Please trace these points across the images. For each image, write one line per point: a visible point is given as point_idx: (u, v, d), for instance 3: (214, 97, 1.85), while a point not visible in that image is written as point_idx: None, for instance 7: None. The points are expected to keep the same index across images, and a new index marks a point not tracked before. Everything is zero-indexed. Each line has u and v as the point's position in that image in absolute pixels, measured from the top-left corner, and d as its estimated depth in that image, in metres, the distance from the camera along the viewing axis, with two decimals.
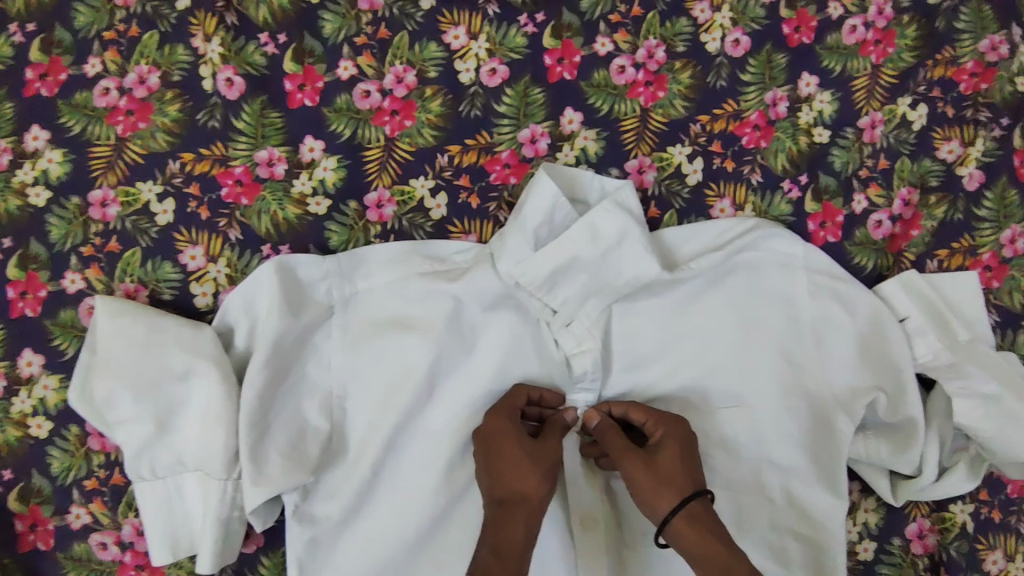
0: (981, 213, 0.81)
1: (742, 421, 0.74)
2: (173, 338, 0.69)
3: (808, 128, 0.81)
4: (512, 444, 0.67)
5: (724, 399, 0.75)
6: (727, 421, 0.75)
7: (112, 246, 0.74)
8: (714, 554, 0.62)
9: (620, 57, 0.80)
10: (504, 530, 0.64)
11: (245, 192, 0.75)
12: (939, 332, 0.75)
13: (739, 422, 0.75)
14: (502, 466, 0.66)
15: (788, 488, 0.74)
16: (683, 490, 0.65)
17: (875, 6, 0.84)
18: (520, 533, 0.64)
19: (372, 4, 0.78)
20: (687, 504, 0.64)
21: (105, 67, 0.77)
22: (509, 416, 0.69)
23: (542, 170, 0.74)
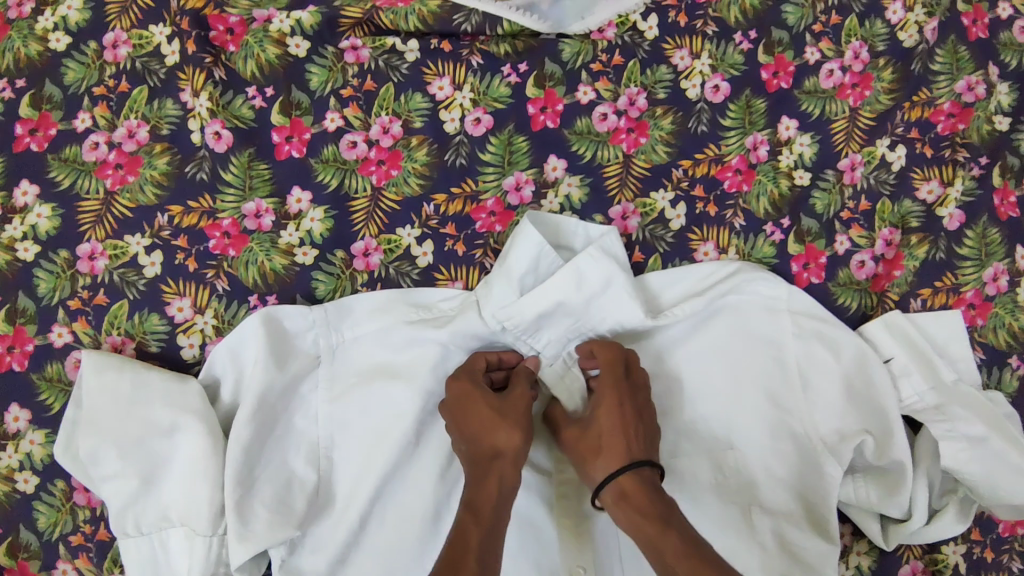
0: (963, 252, 0.82)
1: (731, 465, 0.75)
2: (159, 392, 0.69)
3: (788, 171, 0.82)
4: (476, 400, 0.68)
5: (711, 442, 0.75)
6: (718, 466, 0.74)
7: (100, 299, 0.75)
8: (642, 528, 0.61)
9: (602, 105, 0.81)
10: (480, 483, 0.64)
11: (232, 243, 0.76)
12: (924, 372, 0.75)
13: (728, 466, 0.75)
14: (469, 423, 0.68)
15: (781, 533, 0.73)
16: (615, 462, 0.66)
17: (851, 51, 0.85)
18: (495, 487, 0.64)
19: (359, 57, 0.80)
20: (617, 475, 0.65)
21: (95, 122, 0.78)
22: (471, 377, 0.70)
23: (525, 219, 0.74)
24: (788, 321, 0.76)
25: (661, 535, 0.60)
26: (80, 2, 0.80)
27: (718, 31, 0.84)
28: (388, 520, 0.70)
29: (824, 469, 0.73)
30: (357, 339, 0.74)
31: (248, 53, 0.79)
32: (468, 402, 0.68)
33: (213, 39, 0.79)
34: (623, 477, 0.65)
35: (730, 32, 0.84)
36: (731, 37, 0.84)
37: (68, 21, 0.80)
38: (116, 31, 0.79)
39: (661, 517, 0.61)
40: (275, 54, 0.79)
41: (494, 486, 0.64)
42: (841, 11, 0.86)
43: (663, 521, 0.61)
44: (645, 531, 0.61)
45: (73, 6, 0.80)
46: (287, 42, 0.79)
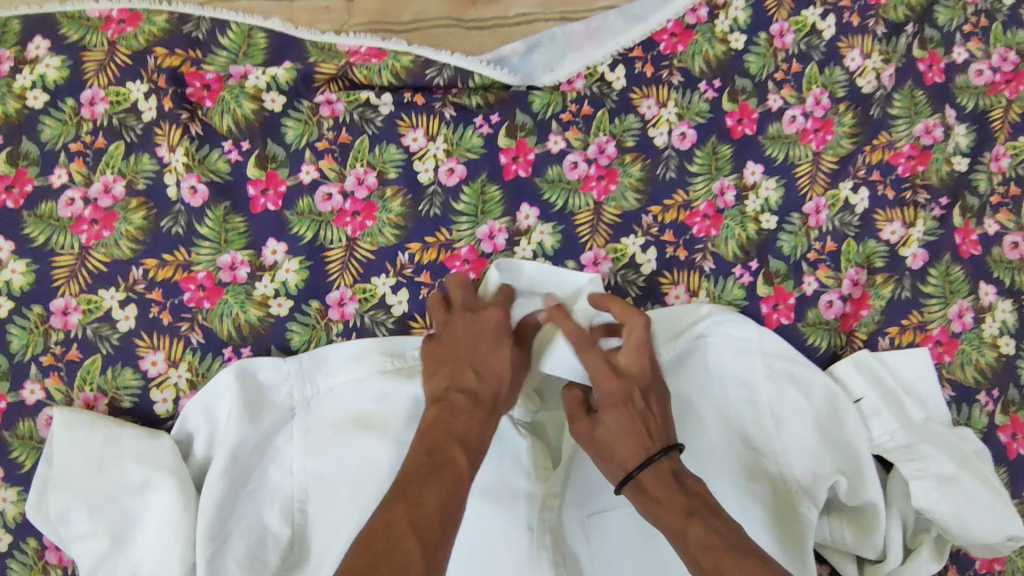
0: (927, 290, 0.83)
1: None
2: (130, 449, 0.69)
3: (755, 215, 0.84)
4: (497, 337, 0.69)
5: None
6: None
7: (73, 354, 0.74)
8: (664, 519, 0.62)
9: (572, 153, 0.83)
10: (464, 424, 0.64)
11: (207, 296, 0.76)
12: (893, 411, 0.76)
13: None
14: (489, 356, 0.68)
15: None
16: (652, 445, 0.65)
17: (812, 97, 0.88)
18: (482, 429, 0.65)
19: (333, 111, 0.81)
20: (636, 474, 0.64)
21: (72, 177, 0.79)
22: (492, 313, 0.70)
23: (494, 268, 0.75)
24: (760, 363, 0.78)
25: (686, 526, 0.60)
26: (59, 60, 0.81)
27: (683, 81, 0.87)
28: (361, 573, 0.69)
29: (799, 509, 0.73)
30: (332, 390, 0.74)
31: (224, 108, 0.80)
32: (485, 333, 0.69)
33: (189, 95, 0.81)
34: (642, 475, 0.64)
35: (695, 81, 0.87)
36: (696, 86, 0.87)
37: (46, 79, 0.81)
38: (93, 88, 0.80)
39: (686, 509, 0.61)
40: (251, 109, 0.80)
41: (486, 436, 0.65)
42: (802, 59, 0.89)
43: (687, 513, 0.61)
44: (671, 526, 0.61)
45: (51, 64, 0.81)
46: (262, 97, 0.81)
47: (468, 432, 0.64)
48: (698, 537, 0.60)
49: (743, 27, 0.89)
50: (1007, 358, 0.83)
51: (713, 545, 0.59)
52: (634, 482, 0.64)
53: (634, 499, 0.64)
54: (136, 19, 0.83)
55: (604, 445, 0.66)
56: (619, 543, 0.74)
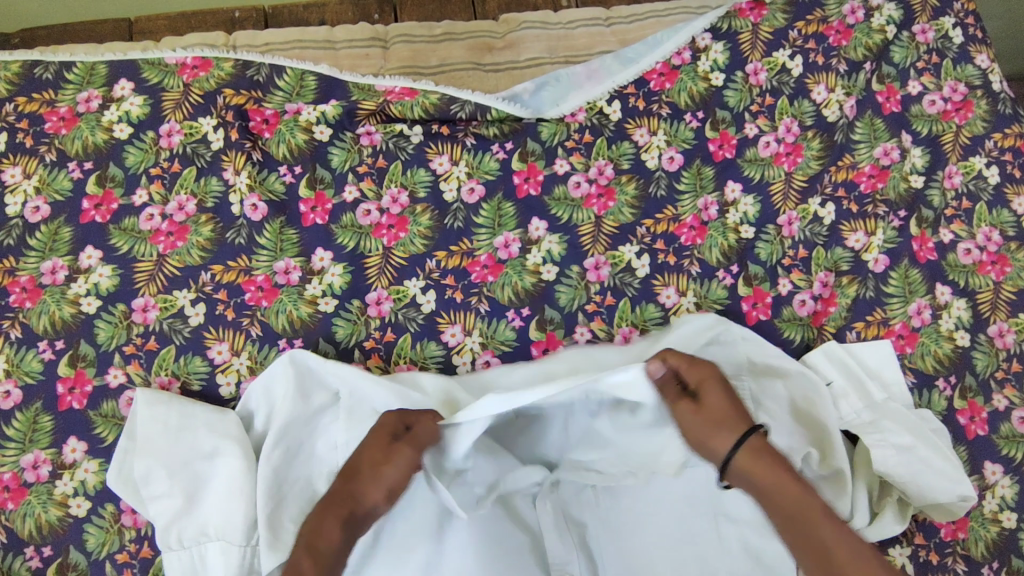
0: (889, 290, 0.95)
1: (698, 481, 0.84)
2: (202, 422, 0.81)
3: (735, 227, 0.97)
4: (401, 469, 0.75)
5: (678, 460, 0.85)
6: (691, 478, 0.84)
7: (151, 345, 0.87)
8: (786, 486, 0.70)
9: (576, 175, 0.97)
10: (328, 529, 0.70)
11: (265, 295, 0.89)
12: (858, 393, 0.88)
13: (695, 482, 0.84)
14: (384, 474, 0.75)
15: (744, 540, 0.82)
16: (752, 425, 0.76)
17: (783, 125, 1.02)
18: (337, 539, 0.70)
19: (372, 141, 0.96)
20: (749, 439, 0.74)
21: (151, 197, 0.93)
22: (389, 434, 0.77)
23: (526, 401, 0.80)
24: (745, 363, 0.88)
25: (804, 496, 0.69)
26: (141, 99, 0.96)
27: (671, 113, 1.01)
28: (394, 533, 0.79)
29: None
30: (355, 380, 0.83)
31: (281, 139, 0.95)
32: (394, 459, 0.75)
33: (252, 127, 0.95)
34: (754, 440, 0.74)
35: (681, 113, 1.01)
36: (682, 117, 1.01)
37: (130, 114, 0.96)
38: (171, 122, 0.95)
39: (803, 482, 0.71)
40: (304, 139, 0.95)
41: (341, 540, 0.71)
42: (773, 93, 1.03)
43: (804, 487, 0.70)
44: (789, 492, 0.70)
45: (134, 102, 0.96)
46: (313, 129, 0.95)
47: (324, 536, 0.70)
48: (819, 506, 0.68)
49: (722, 67, 1.04)
50: (962, 349, 0.94)
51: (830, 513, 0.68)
52: (750, 453, 0.73)
53: (751, 471, 0.73)
54: (208, 65, 0.98)
55: (716, 420, 0.76)
56: (622, 509, 0.85)
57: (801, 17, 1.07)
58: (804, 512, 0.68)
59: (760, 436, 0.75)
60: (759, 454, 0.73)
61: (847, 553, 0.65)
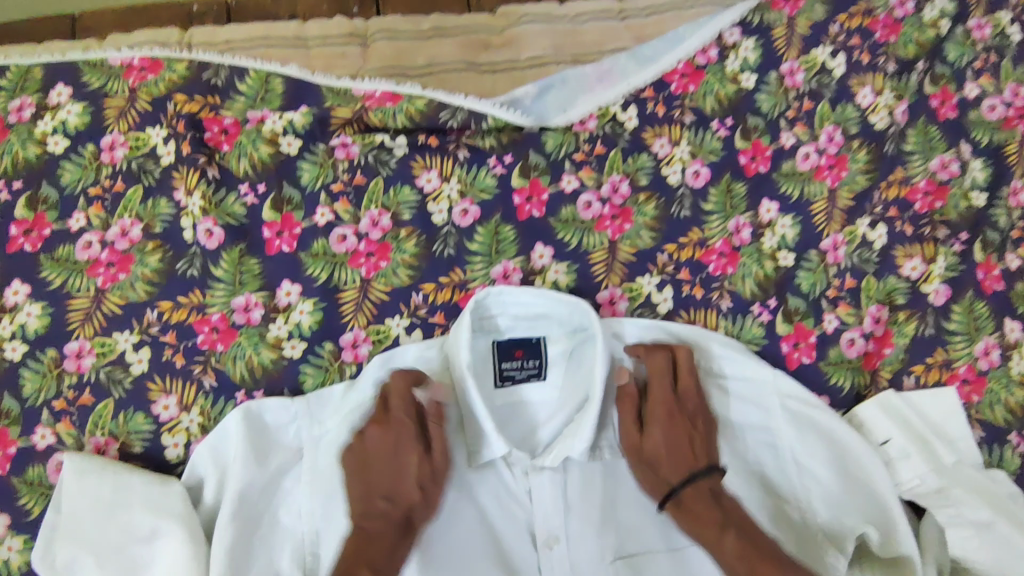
0: (951, 326, 0.82)
1: None
2: (139, 498, 0.68)
3: (772, 253, 0.83)
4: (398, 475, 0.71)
5: None
6: None
7: (85, 399, 0.74)
8: (702, 533, 0.68)
9: (586, 193, 0.83)
10: (372, 549, 0.66)
11: (221, 338, 0.76)
12: (923, 454, 0.76)
13: None
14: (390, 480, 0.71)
15: None
16: (670, 475, 0.72)
17: (825, 134, 0.88)
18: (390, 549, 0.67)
19: (349, 153, 0.82)
20: (679, 493, 0.71)
21: (89, 221, 0.79)
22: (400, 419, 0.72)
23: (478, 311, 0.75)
24: (778, 406, 0.77)
25: (719, 538, 0.67)
26: (80, 107, 0.83)
27: (695, 120, 0.87)
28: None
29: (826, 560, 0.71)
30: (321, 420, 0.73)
31: (242, 152, 0.81)
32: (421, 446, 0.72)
33: (207, 139, 0.82)
34: (685, 492, 0.71)
35: (707, 120, 0.87)
36: (708, 125, 0.87)
37: (67, 124, 0.82)
38: (113, 133, 0.82)
39: (720, 521, 0.68)
40: (267, 153, 0.81)
41: (400, 555, 0.67)
42: (813, 97, 0.90)
43: (723, 523, 0.68)
44: (706, 533, 0.68)
45: (72, 110, 0.83)
46: (279, 141, 0.82)
47: (375, 554, 0.66)
48: (732, 546, 0.67)
49: (753, 67, 0.90)
50: None
51: (745, 552, 0.66)
52: (673, 501, 0.71)
53: (673, 516, 0.70)
54: (158, 66, 0.85)
55: (651, 460, 0.73)
56: None
57: (843, 9, 0.93)
58: (722, 555, 0.67)
59: (682, 500, 0.71)
60: (680, 509, 0.70)
61: None
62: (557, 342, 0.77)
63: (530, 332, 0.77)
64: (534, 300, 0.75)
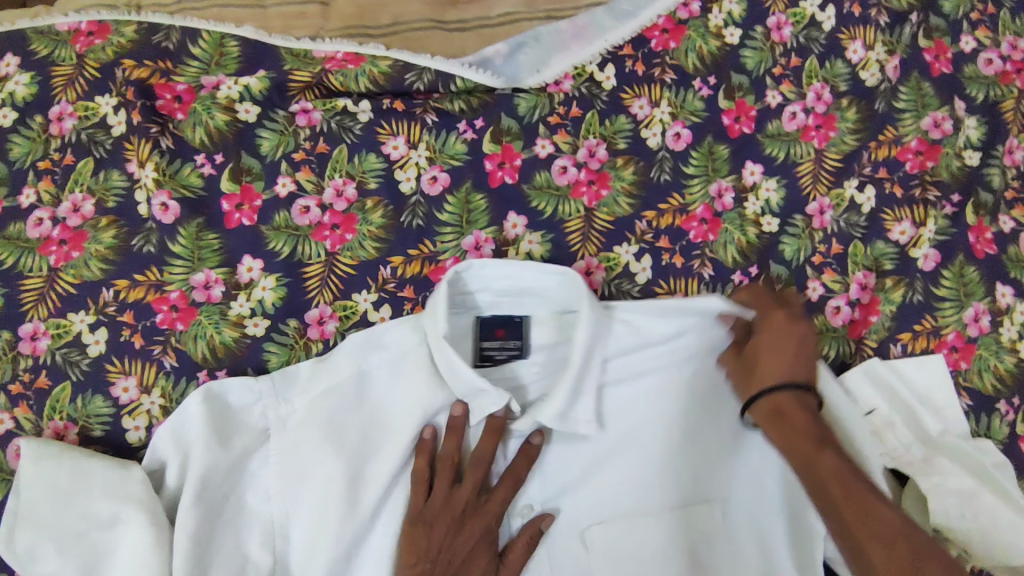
0: (941, 292, 0.79)
1: (708, 521, 0.72)
2: (99, 482, 0.66)
3: (755, 218, 0.80)
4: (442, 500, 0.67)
5: (690, 498, 0.72)
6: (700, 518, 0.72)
7: (42, 382, 0.71)
8: (795, 445, 0.63)
9: (561, 158, 0.79)
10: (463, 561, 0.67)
11: (181, 316, 0.73)
12: (907, 423, 0.74)
13: (704, 521, 0.72)
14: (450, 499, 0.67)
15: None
16: (762, 382, 0.67)
17: (812, 92, 0.84)
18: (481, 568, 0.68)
19: (310, 120, 0.78)
20: (777, 393, 0.65)
21: (40, 197, 0.75)
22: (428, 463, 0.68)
23: (448, 280, 0.71)
24: None
25: (818, 456, 0.62)
26: (26, 76, 0.78)
27: (677, 79, 0.83)
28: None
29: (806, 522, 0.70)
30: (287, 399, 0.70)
31: (196, 120, 0.77)
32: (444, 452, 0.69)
33: (160, 107, 0.77)
34: (782, 395, 0.65)
35: (689, 78, 0.83)
36: (690, 83, 0.83)
37: (13, 94, 0.78)
38: (62, 103, 0.77)
39: (819, 439, 0.63)
40: (224, 120, 0.77)
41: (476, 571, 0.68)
42: (800, 52, 0.85)
43: (820, 443, 0.63)
44: (801, 447, 0.63)
45: (18, 79, 0.78)
46: (235, 108, 0.77)
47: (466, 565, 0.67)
48: (829, 465, 0.61)
49: (738, 21, 0.85)
50: None
51: (843, 472, 0.61)
52: (770, 400, 0.66)
53: (763, 420, 0.66)
54: (106, 31, 0.80)
55: (752, 363, 0.68)
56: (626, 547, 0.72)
57: None
58: (810, 466, 0.62)
59: (779, 402, 0.65)
60: (772, 416, 0.65)
61: (839, 482, 0.60)
62: (540, 319, 0.76)
63: (514, 310, 0.75)
64: (516, 271, 0.72)
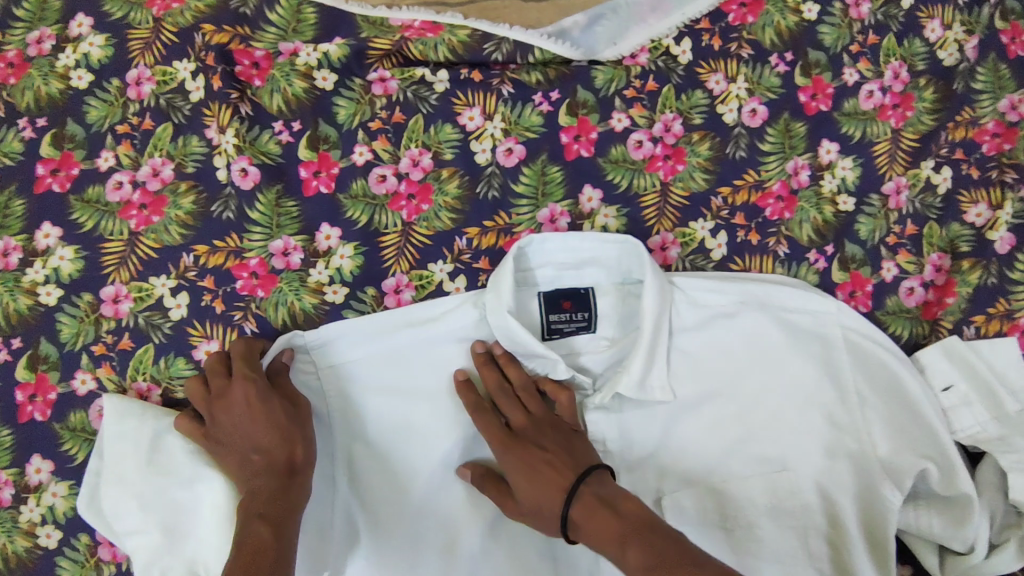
0: (1016, 276, 0.76)
1: (786, 488, 0.71)
2: (180, 440, 0.68)
3: (832, 197, 0.79)
4: (238, 461, 0.63)
5: (766, 463, 0.72)
6: (776, 486, 0.71)
7: (125, 344, 0.72)
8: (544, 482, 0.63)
9: (637, 132, 0.79)
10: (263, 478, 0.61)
11: (261, 283, 0.74)
12: (985, 402, 0.73)
13: (783, 488, 0.71)
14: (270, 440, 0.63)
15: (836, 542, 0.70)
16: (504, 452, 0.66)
17: (890, 71, 0.83)
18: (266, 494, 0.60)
19: (387, 89, 0.78)
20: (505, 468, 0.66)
21: (118, 160, 0.76)
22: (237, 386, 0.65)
23: (517, 253, 0.72)
24: (839, 338, 0.74)
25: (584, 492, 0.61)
26: (102, 39, 0.78)
27: (754, 54, 0.82)
28: (407, 536, 0.69)
29: (881, 492, 0.70)
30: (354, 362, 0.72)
31: (274, 87, 0.77)
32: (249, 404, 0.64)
33: (238, 73, 0.77)
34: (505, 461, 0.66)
35: (766, 54, 0.82)
36: (767, 59, 0.82)
37: (90, 58, 0.78)
38: (139, 67, 0.77)
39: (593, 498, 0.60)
40: (302, 88, 0.77)
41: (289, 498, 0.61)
42: (878, 30, 0.83)
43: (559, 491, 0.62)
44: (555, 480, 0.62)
45: (94, 42, 0.78)
46: (313, 75, 0.77)
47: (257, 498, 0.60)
48: (579, 517, 0.60)
49: None
50: None
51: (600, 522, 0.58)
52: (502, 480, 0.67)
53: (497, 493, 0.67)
54: None
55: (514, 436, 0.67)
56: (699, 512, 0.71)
57: None
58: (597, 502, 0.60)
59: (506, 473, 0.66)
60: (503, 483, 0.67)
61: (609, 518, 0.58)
62: (604, 290, 0.75)
63: (578, 282, 0.74)
64: (581, 244, 0.72)
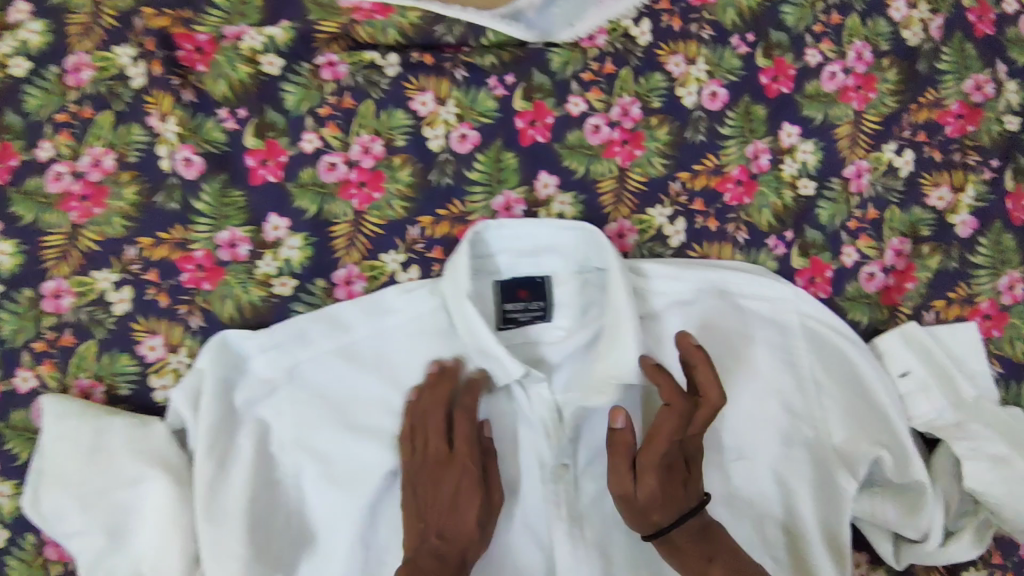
0: (976, 260, 0.78)
1: (747, 476, 0.71)
2: (122, 440, 0.67)
3: (792, 180, 0.78)
4: (415, 507, 0.65)
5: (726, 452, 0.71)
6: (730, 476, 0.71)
7: (67, 339, 0.70)
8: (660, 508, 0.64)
9: (594, 116, 0.77)
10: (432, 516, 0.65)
11: (207, 276, 0.72)
12: (943, 388, 0.74)
13: (744, 476, 0.71)
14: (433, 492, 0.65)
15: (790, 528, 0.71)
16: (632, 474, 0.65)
17: (853, 51, 0.81)
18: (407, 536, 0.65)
19: (336, 74, 0.75)
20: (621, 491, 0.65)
21: (58, 151, 0.72)
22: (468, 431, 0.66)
23: (473, 241, 0.70)
24: (797, 325, 0.74)
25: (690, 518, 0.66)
26: (40, 24, 0.74)
27: (714, 35, 0.80)
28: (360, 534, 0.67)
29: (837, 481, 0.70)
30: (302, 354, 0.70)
31: (219, 73, 0.74)
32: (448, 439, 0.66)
33: (180, 58, 0.75)
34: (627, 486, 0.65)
35: (727, 35, 0.80)
36: (728, 40, 0.80)
37: (27, 44, 0.73)
38: (77, 52, 0.74)
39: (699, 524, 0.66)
40: (247, 73, 0.74)
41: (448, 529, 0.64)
42: (842, 9, 0.82)
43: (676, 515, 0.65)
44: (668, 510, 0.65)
45: (32, 28, 0.73)
46: (259, 60, 0.75)
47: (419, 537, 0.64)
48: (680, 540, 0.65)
49: None
50: None
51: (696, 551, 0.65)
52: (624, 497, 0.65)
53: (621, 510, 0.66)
54: None
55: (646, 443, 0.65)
56: None
57: None
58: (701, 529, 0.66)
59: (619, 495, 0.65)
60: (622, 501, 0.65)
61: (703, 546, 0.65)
62: (561, 278, 0.73)
63: (534, 270, 0.73)
64: (536, 232, 0.71)
